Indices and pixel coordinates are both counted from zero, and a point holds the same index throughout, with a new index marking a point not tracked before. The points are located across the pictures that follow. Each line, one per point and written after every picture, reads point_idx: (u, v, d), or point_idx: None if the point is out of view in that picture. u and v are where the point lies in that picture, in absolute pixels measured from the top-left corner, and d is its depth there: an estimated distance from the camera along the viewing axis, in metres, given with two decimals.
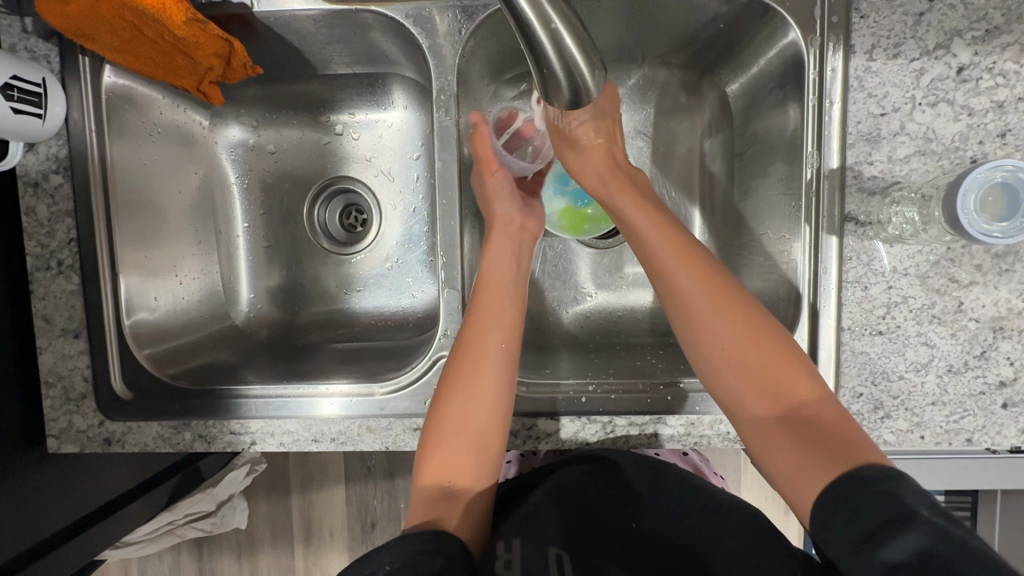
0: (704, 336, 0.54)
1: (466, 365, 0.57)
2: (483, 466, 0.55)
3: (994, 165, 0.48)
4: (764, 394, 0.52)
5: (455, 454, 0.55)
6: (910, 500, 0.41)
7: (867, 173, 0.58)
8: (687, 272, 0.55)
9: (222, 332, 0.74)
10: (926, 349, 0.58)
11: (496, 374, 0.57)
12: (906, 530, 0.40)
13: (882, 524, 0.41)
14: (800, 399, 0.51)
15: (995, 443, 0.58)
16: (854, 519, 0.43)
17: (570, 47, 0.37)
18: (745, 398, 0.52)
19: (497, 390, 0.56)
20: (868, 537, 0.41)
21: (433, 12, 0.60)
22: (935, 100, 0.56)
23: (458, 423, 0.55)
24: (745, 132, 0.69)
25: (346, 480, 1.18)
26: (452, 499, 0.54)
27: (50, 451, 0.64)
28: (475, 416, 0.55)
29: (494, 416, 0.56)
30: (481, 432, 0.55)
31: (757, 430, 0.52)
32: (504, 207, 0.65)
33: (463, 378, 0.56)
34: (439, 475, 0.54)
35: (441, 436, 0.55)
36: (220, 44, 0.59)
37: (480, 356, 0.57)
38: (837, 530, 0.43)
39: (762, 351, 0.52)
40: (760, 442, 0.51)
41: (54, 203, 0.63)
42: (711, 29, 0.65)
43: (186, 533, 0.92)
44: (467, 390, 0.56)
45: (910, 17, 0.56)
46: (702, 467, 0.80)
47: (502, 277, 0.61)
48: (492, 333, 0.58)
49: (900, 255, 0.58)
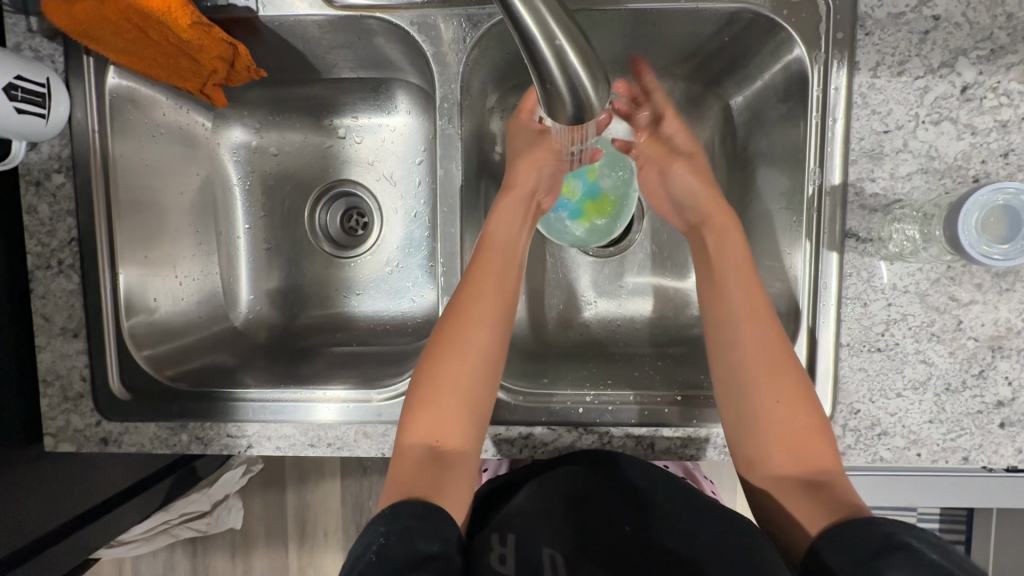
0: (744, 381, 0.54)
1: (455, 327, 0.57)
2: (470, 428, 0.55)
3: (997, 187, 0.47)
4: (790, 444, 0.52)
5: (442, 416, 0.54)
6: (921, 544, 0.43)
7: (869, 190, 0.58)
8: (746, 322, 0.55)
9: (222, 334, 0.74)
10: (924, 367, 0.58)
11: (484, 324, 0.57)
12: (909, 560, 0.41)
13: (885, 551, 0.43)
14: (823, 466, 0.51)
15: (992, 462, 0.58)
16: (858, 543, 0.44)
17: (574, 63, 0.37)
18: (765, 442, 0.53)
19: (480, 356, 0.56)
20: (871, 558, 0.43)
21: (439, 20, 0.60)
22: (939, 119, 0.56)
23: (448, 384, 0.55)
24: (748, 144, 0.69)
25: (341, 478, 1.18)
26: (438, 458, 0.53)
27: (45, 450, 0.64)
28: (462, 368, 0.56)
29: (480, 382, 0.56)
30: (469, 395, 0.55)
31: (772, 479, 0.52)
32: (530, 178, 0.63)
33: (455, 337, 0.56)
34: (426, 436, 0.54)
35: (431, 394, 0.55)
36: (224, 48, 0.60)
37: (467, 316, 0.57)
38: (838, 546, 0.45)
39: (798, 410, 0.52)
40: (767, 479, 0.52)
41: (56, 202, 0.63)
42: (717, 42, 0.65)
43: (181, 533, 0.92)
44: (453, 353, 0.56)
45: (915, 35, 0.56)
46: (695, 472, 0.82)
47: (499, 241, 0.61)
48: (488, 279, 0.59)
49: (900, 272, 0.58)
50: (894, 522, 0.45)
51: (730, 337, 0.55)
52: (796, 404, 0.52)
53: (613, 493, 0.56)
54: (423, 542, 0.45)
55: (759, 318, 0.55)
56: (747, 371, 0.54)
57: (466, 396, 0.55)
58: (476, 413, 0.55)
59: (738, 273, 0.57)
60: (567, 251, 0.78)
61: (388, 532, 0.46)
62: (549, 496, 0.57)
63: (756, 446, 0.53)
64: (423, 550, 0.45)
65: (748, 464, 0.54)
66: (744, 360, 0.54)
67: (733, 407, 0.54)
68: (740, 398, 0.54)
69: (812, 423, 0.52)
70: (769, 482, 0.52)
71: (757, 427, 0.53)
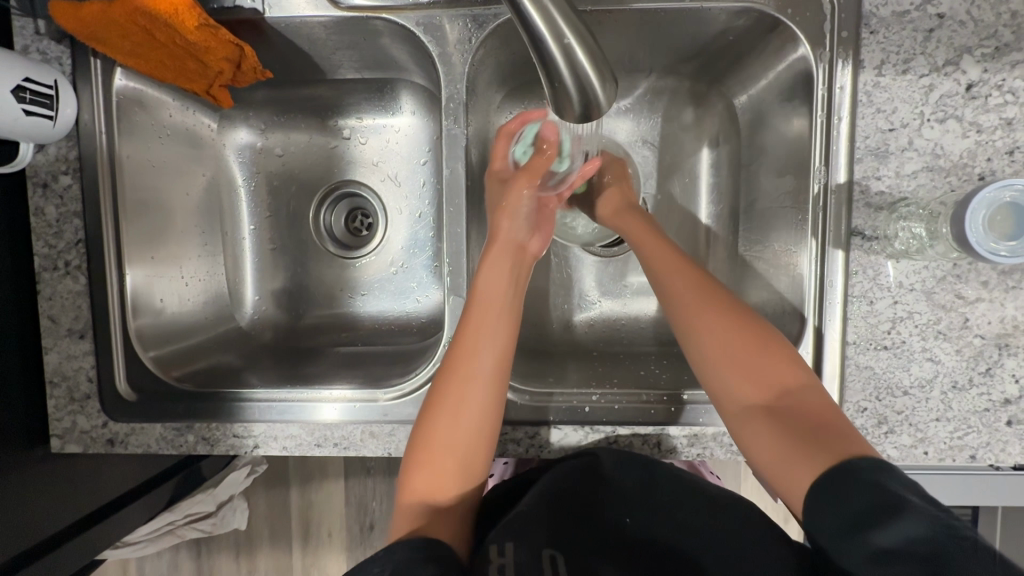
0: (695, 332, 0.55)
1: (449, 390, 0.55)
2: (464, 478, 0.54)
3: (1003, 184, 0.47)
4: (752, 380, 0.52)
5: (435, 470, 0.54)
6: (902, 489, 0.43)
7: (874, 188, 0.58)
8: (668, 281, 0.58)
9: (227, 334, 0.74)
10: (931, 365, 0.58)
11: (481, 385, 0.55)
12: (901, 517, 0.41)
13: (870, 512, 0.42)
14: (792, 391, 0.51)
15: (999, 460, 0.58)
16: (847, 503, 0.44)
17: (583, 62, 0.37)
18: (736, 393, 0.52)
19: (478, 416, 0.54)
20: (858, 524, 0.43)
21: (444, 20, 0.61)
22: (944, 117, 0.56)
23: (440, 438, 0.54)
24: (752, 143, 0.69)
25: (345, 480, 1.20)
26: (437, 507, 0.53)
27: (52, 450, 0.65)
28: (459, 427, 0.54)
29: (480, 436, 0.54)
30: (464, 449, 0.54)
31: (746, 420, 0.51)
32: (507, 224, 0.61)
33: (450, 395, 0.54)
34: (424, 486, 0.54)
35: (425, 452, 0.54)
36: (231, 49, 0.60)
37: (462, 374, 0.55)
38: (828, 514, 0.44)
39: (750, 347, 0.53)
40: (751, 441, 0.51)
41: (63, 204, 0.63)
42: (721, 41, 0.65)
43: (186, 534, 0.91)
44: (453, 401, 0.54)
45: (919, 33, 0.56)
46: (699, 467, 0.82)
47: (497, 297, 0.58)
48: (483, 337, 0.56)
49: (907, 270, 0.58)
50: (870, 468, 0.44)
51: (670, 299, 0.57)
52: (745, 340, 0.53)
53: (625, 502, 0.57)
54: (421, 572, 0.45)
55: (690, 277, 0.57)
56: (700, 329, 0.54)
57: (467, 440, 0.54)
58: (475, 467, 0.55)
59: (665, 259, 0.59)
60: (571, 251, 0.78)
61: (384, 566, 0.46)
62: (554, 498, 0.56)
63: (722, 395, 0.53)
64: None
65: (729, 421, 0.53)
66: (689, 314, 0.55)
67: (702, 367, 0.54)
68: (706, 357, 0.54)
69: (762, 351, 0.53)
70: (749, 435, 0.51)
71: (727, 380, 0.53)
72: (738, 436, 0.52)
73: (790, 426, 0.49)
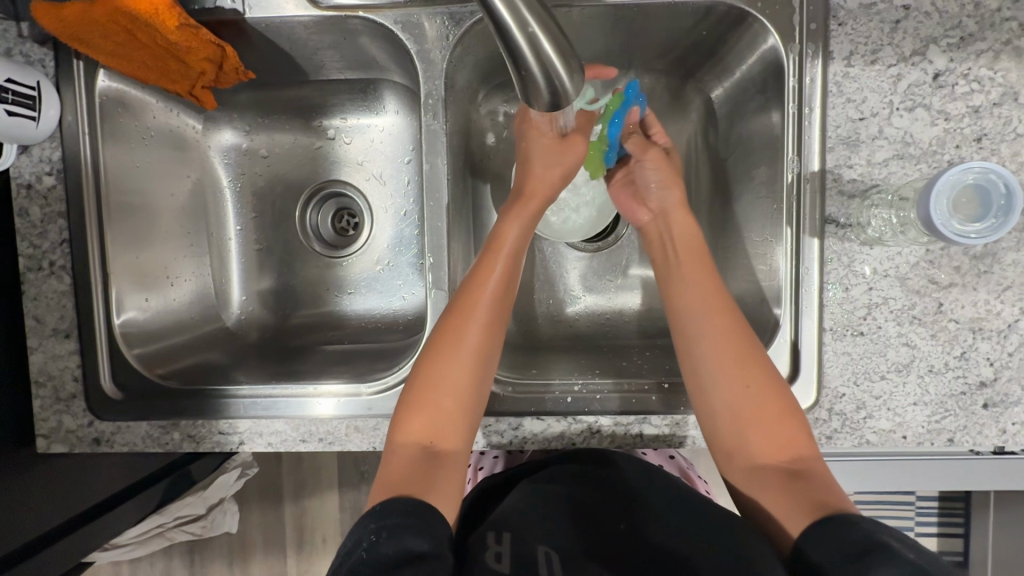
0: (716, 368, 0.55)
1: (445, 341, 0.57)
2: (463, 428, 0.56)
3: (964, 167, 0.48)
4: (758, 429, 0.54)
5: (436, 415, 0.55)
6: (899, 543, 0.43)
7: (847, 176, 0.59)
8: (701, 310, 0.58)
9: (214, 333, 0.74)
10: (907, 350, 0.59)
11: (485, 322, 0.58)
12: (899, 560, 0.42)
13: (871, 551, 0.43)
14: (797, 453, 0.53)
15: (977, 443, 0.59)
16: (845, 544, 0.45)
17: (548, 51, 0.38)
18: (743, 440, 0.54)
19: (477, 358, 0.57)
20: (857, 559, 0.43)
21: (422, 18, 0.62)
22: (912, 105, 0.57)
23: (445, 382, 0.56)
24: (730, 136, 0.70)
25: (338, 486, 1.18)
26: (432, 456, 0.54)
27: (38, 452, 0.65)
28: (465, 370, 0.56)
29: (479, 380, 0.57)
30: (463, 386, 0.56)
31: (748, 471, 0.54)
32: (539, 178, 0.64)
33: (452, 325, 0.57)
34: (420, 436, 0.55)
35: (427, 389, 0.56)
36: (211, 50, 0.61)
37: (470, 308, 0.58)
38: (824, 548, 0.46)
39: (763, 388, 0.55)
40: (746, 481, 0.54)
41: (47, 205, 0.64)
42: (695, 36, 0.66)
43: (175, 536, 0.93)
44: (454, 335, 0.57)
45: (886, 24, 0.57)
46: (688, 470, 0.81)
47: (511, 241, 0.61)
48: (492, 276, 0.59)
49: (880, 257, 0.58)
50: (873, 525, 0.45)
51: (694, 326, 0.58)
52: (758, 379, 0.55)
53: (612, 498, 0.56)
54: (413, 539, 0.45)
55: (723, 315, 0.57)
56: (716, 373, 0.55)
57: (468, 383, 0.56)
58: (471, 417, 0.56)
59: (701, 281, 0.59)
60: (555, 246, 0.79)
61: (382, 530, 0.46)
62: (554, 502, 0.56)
63: (722, 400, 0.55)
64: (411, 546, 0.45)
65: (720, 428, 0.55)
66: (716, 347, 0.56)
67: (712, 381, 0.56)
68: (720, 397, 0.55)
69: (773, 394, 0.54)
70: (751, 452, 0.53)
71: (734, 417, 0.54)
72: (734, 475, 0.55)
73: (790, 483, 0.51)
